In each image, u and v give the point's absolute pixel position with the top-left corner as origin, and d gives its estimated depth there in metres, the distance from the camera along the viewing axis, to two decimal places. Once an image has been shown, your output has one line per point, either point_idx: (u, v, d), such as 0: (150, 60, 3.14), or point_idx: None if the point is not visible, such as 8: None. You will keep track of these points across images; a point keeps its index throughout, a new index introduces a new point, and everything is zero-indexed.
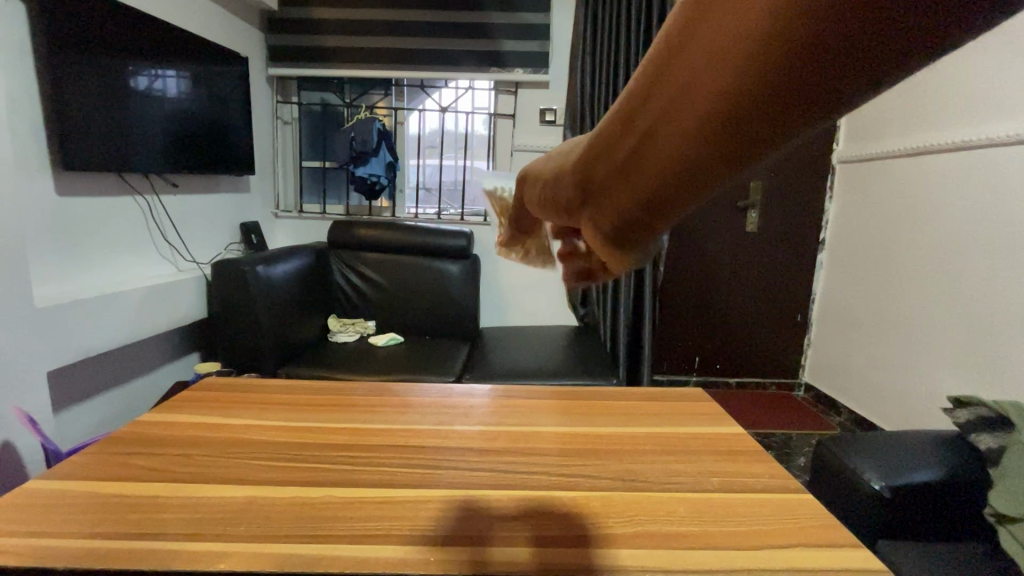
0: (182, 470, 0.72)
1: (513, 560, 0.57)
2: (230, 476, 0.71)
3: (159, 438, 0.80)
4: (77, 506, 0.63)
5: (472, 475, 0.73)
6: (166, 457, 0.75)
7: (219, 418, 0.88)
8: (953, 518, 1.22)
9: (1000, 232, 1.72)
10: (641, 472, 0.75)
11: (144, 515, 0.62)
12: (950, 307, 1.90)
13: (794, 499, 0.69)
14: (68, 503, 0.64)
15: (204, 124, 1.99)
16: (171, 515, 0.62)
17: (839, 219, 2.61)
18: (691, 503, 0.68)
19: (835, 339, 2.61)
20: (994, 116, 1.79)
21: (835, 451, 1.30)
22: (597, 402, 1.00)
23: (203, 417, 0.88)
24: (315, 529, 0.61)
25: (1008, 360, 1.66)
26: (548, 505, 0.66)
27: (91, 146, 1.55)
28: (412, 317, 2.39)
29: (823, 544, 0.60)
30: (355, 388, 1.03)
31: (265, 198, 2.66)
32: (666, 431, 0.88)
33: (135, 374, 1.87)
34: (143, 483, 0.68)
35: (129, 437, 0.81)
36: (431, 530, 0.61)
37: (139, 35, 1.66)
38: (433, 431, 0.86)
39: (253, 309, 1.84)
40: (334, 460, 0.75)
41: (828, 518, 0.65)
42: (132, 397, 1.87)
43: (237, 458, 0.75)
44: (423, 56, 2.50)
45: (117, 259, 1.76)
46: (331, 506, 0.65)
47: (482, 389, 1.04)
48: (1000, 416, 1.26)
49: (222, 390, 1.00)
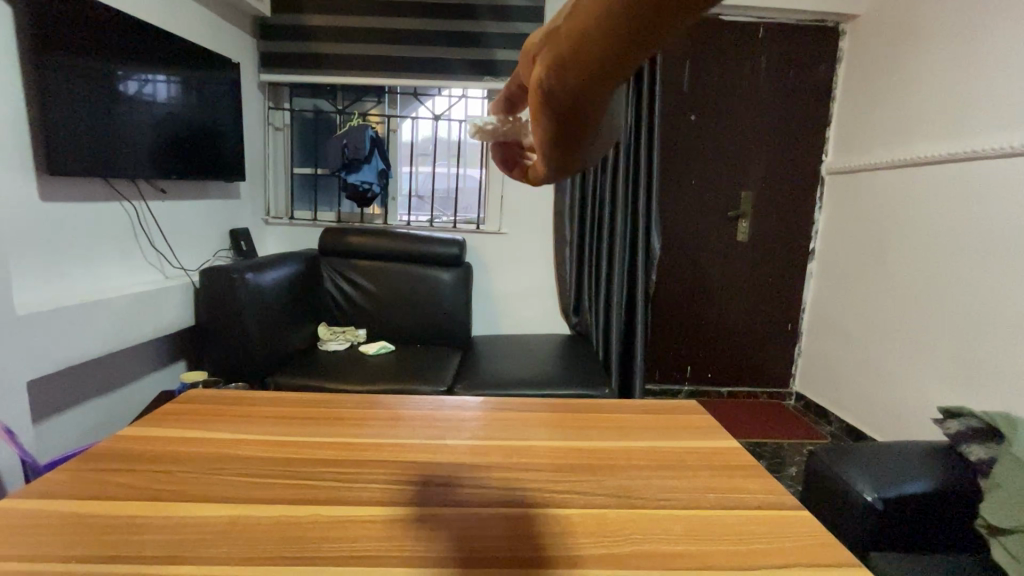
0: (164, 486, 0.70)
1: None
2: (212, 493, 0.69)
3: (139, 453, 0.78)
4: (50, 525, 0.61)
5: (464, 492, 0.71)
6: (146, 474, 0.73)
7: (201, 432, 0.85)
8: (944, 530, 1.22)
9: (994, 242, 1.74)
10: (638, 489, 0.73)
11: (121, 536, 0.60)
12: (941, 317, 1.92)
13: (795, 517, 0.69)
14: (44, 521, 0.62)
15: (191, 130, 1.96)
16: (150, 535, 0.60)
17: (831, 228, 2.63)
18: (688, 521, 0.66)
19: (825, 349, 2.63)
20: (982, 129, 1.83)
21: (827, 461, 1.30)
22: (591, 416, 0.99)
23: (185, 431, 0.85)
24: (300, 550, 0.59)
25: (1003, 369, 1.68)
26: (542, 524, 0.65)
27: (77, 152, 1.52)
28: (403, 326, 2.37)
29: (824, 564, 0.59)
30: (346, 400, 1.02)
31: (255, 206, 2.63)
32: (662, 447, 0.87)
33: (118, 385, 1.83)
34: (121, 502, 0.66)
35: (108, 452, 0.78)
36: (425, 552, 0.59)
37: (130, 42, 1.65)
38: (422, 446, 0.84)
39: (241, 316, 1.81)
40: (321, 477, 0.73)
41: (830, 537, 0.64)
42: (116, 408, 1.83)
43: (219, 474, 0.73)
44: (417, 63, 2.50)
45: (102, 268, 1.73)
46: (317, 526, 0.63)
47: (472, 402, 1.02)
48: (989, 427, 1.26)
49: (206, 400, 0.98)
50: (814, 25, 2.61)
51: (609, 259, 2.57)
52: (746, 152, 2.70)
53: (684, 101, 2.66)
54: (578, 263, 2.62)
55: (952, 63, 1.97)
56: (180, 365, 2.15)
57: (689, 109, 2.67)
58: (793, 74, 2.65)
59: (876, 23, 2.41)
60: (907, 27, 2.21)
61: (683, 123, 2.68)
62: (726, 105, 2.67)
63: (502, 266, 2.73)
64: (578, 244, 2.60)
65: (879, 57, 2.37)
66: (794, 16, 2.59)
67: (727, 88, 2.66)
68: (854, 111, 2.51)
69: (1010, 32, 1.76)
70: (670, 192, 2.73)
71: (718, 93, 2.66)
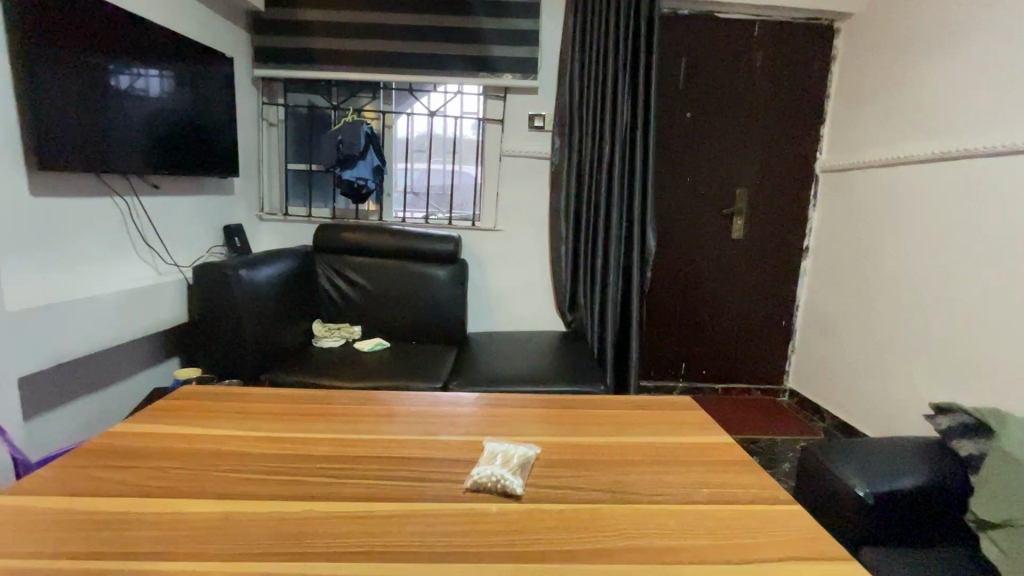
0: (206, 491, 0.78)
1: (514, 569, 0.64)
2: (248, 491, 0.78)
3: (175, 453, 0.88)
4: (111, 531, 0.69)
5: (477, 493, 0.79)
6: (185, 475, 0.82)
7: (229, 433, 0.95)
8: (936, 526, 1.23)
9: (982, 243, 1.76)
10: (628, 485, 0.82)
11: (173, 531, 0.69)
12: (931, 315, 1.95)
13: (771, 512, 0.76)
14: (103, 528, 0.69)
15: (184, 125, 1.94)
16: (202, 537, 0.68)
17: (824, 227, 2.65)
18: (680, 516, 0.74)
19: (817, 346, 2.66)
20: (971, 130, 1.85)
21: (821, 457, 1.30)
22: (581, 413, 1.09)
23: (214, 432, 0.95)
24: (331, 541, 0.68)
25: (990, 368, 1.71)
26: (544, 518, 0.73)
27: (69, 147, 1.51)
28: (399, 323, 2.37)
29: (796, 558, 0.67)
30: (363, 404, 1.09)
31: (249, 203, 2.62)
32: (650, 444, 0.95)
33: (105, 385, 1.80)
34: (170, 501, 0.75)
35: (147, 454, 0.88)
36: (440, 546, 0.68)
37: (122, 36, 1.63)
38: (420, 441, 0.94)
39: (235, 313, 1.80)
40: (342, 474, 0.83)
41: (802, 532, 0.72)
42: (103, 408, 1.79)
43: (251, 475, 0.82)
44: (411, 58, 2.48)
45: (95, 263, 1.71)
46: (344, 519, 0.72)
47: (468, 400, 1.12)
48: (979, 422, 1.27)
49: (231, 407, 1.06)
50: (808, 23, 2.62)
51: (604, 255, 2.58)
52: (741, 149, 2.71)
53: (679, 98, 2.66)
54: (574, 260, 2.62)
55: (944, 62, 1.99)
56: (173, 363, 2.14)
57: (684, 106, 2.67)
58: (787, 72, 2.66)
59: (869, 22, 2.42)
60: (899, 28, 2.23)
61: (678, 120, 2.68)
62: (722, 103, 2.67)
63: (498, 263, 2.72)
64: (574, 241, 2.59)
65: (871, 57, 2.39)
66: (788, 14, 2.60)
67: (722, 85, 2.66)
68: (846, 111, 2.54)
69: (998, 35, 1.79)
70: (665, 189, 2.73)
71: (713, 90, 2.66)
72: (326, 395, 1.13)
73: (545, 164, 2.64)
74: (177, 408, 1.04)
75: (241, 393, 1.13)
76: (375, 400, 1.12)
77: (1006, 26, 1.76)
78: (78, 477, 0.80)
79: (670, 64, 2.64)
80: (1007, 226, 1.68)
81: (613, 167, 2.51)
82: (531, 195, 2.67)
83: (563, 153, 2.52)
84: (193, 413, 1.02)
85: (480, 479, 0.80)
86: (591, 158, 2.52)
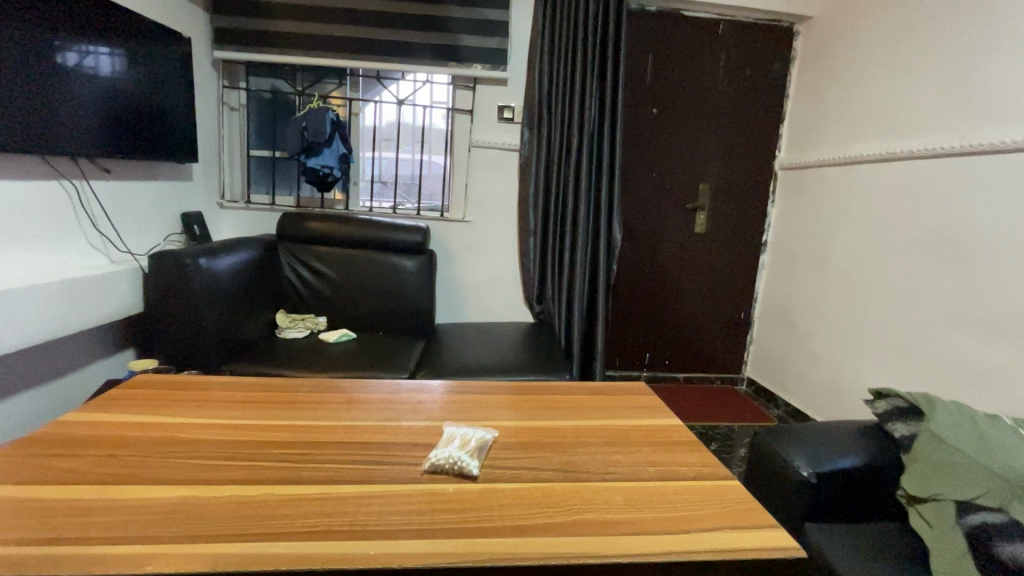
0: (161, 477, 0.77)
1: (471, 546, 0.66)
2: (208, 476, 0.78)
3: (135, 441, 0.87)
4: (64, 518, 0.68)
5: (435, 475, 0.82)
6: (142, 462, 0.81)
7: (189, 420, 0.95)
8: (870, 502, 1.32)
9: (923, 239, 1.90)
10: (582, 464, 0.86)
11: (133, 517, 0.69)
12: (882, 306, 2.06)
13: (713, 487, 0.82)
14: (57, 514, 0.69)
15: (139, 106, 1.86)
16: (160, 522, 0.68)
17: (781, 222, 2.78)
18: (628, 492, 0.79)
19: (773, 336, 2.79)
20: (918, 131, 1.97)
21: (770, 441, 1.38)
22: (538, 398, 1.13)
23: (172, 420, 0.95)
24: (290, 525, 0.69)
25: (926, 355, 1.85)
26: (497, 497, 0.77)
27: (10, 125, 1.41)
28: (365, 313, 2.36)
29: (734, 527, 0.73)
30: (325, 392, 1.10)
31: (208, 189, 2.53)
32: (603, 425, 1.01)
33: (39, 380, 1.67)
34: (127, 488, 0.75)
35: (105, 441, 0.86)
36: (401, 527, 0.70)
37: (69, 12, 1.55)
38: (381, 426, 0.96)
39: (193, 301, 1.75)
40: (303, 459, 0.84)
41: (744, 504, 0.78)
42: (31, 407, 1.65)
43: (208, 461, 0.82)
44: (379, 44, 2.43)
45: (43, 252, 1.65)
46: (305, 502, 0.73)
47: (431, 386, 1.15)
48: (912, 406, 1.36)
49: (192, 396, 1.05)
50: (769, 24, 2.71)
51: (572, 247, 2.62)
52: (704, 147, 2.79)
53: (647, 95, 2.71)
54: (541, 254, 2.66)
55: (894, 66, 2.11)
56: (128, 353, 2.08)
57: (651, 103, 2.73)
58: (749, 72, 2.75)
59: (827, 27, 2.53)
60: (855, 33, 2.33)
61: (644, 115, 2.73)
62: (687, 100, 2.74)
63: (467, 254, 2.72)
64: (542, 233, 2.63)
65: (828, 60, 2.50)
66: (750, 15, 2.67)
67: (687, 84, 2.73)
68: (804, 112, 2.64)
69: (945, 43, 1.90)
70: (633, 184, 2.78)
71: (679, 87, 2.73)
72: (288, 383, 1.14)
73: (514, 156, 2.65)
74: (137, 397, 1.04)
75: (200, 381, 1.13)
76: (337, 387, 1.14)
77: (953, 34, 1.87)
78: (29, 467, 0.79)
79: (638, 60, 2.69)
80: (947, 223, 1.81)
81: (582, 162, 2.55)
82: (500, 185, 2.67)
83: (532, 144, 2.55)
84: (153, 401, 1.02)
85: (438, 462, 0.82)
86: (558, 149, 2.55)
